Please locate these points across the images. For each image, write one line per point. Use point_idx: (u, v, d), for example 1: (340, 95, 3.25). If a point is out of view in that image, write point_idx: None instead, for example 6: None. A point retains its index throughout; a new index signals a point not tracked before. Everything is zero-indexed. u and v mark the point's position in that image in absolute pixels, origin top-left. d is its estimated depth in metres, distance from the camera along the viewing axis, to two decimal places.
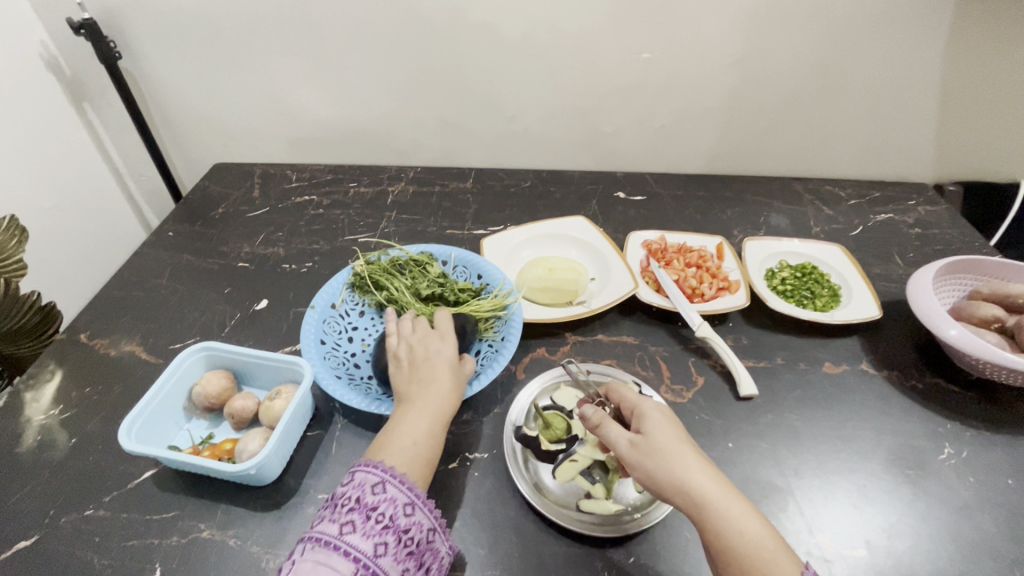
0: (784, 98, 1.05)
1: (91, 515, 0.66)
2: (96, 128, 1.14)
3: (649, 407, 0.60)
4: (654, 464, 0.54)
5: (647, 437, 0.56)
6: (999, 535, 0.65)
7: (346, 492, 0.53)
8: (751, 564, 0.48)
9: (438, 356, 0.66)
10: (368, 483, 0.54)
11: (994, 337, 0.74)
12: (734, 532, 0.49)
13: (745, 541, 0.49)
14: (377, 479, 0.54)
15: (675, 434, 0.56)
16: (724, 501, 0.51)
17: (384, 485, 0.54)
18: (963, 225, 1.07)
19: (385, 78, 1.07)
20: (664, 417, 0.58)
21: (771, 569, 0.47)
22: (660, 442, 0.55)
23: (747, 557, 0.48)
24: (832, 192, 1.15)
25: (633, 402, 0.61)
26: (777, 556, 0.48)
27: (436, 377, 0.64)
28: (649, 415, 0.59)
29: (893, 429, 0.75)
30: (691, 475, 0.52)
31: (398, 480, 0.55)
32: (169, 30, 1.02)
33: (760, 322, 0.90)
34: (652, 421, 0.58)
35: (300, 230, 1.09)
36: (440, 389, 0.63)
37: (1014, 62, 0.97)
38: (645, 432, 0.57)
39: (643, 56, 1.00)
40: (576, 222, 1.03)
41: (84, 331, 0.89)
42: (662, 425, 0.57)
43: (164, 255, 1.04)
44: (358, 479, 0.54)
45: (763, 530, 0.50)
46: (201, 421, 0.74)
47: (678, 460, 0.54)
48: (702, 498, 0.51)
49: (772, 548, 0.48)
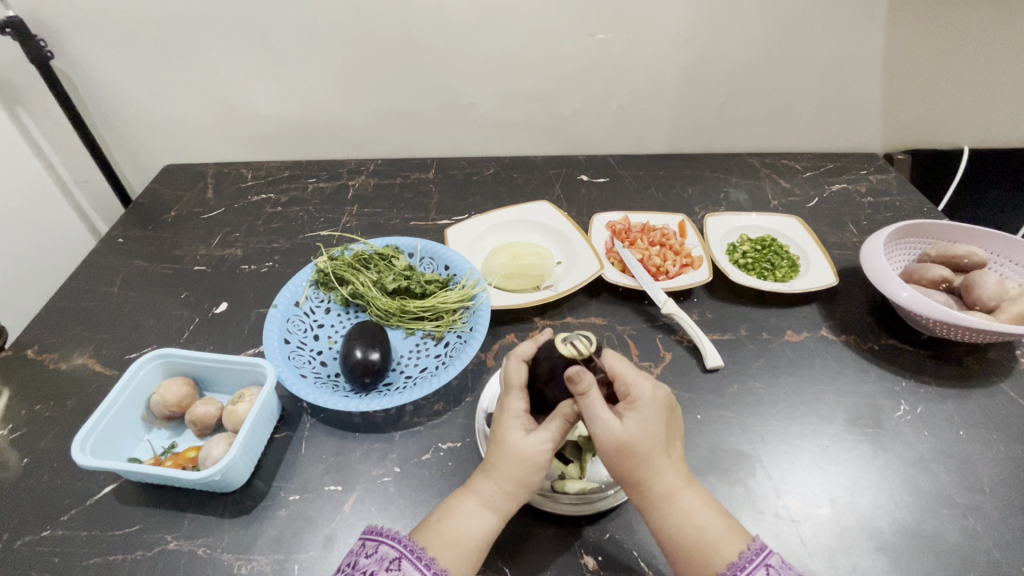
0: (736, 74, 1.06)
1: (49, 536, 0.64)
2: (32, 132, 1.07)
3: (645, 395, 0.56)
4: (621, 458, 0.55)
5: (627, 430, 0.54)
6: (952, 484, 0.68)
7: (365, 565, 0.52)
8: (695, 552, 0.53)
9: (512, 436, 0.57)
10: (386, 558, 0.52)
11: (943, 297, 0.77)
12: (683, 523, 0.54)
13: (694, 533, 0.54)
14: (395, 554, 0.52)
15: (656, 432, 0.55)
16: (681, 494, 0.55)
17: (400, 561, 0.52)
18: (911, 192, 1.11)
19: (338, 68, 1.04)
20: (654, 409, 0.56)
21: (710, 561, 0.52)
22: (636, 439, 0.54)
23: (691, 545, 0.53)
24: (787, 166, 1.18)
25: (628, 384, 0.57)
26: (722, 544, 0.53)
27: (498, 461, 0.57)
28: (638, 408, 0.55)
29: (852, 391, 0.78)
30: (658, 472, 0.55)
31: (416, 556, 0.52)
32: (104, 28, 0.97)
33: (723, 296, 0.91)
34: (638, 415, 0.55)
35: (258, 229, 1.05)
36: (498, 477, 0.56)
37: (951, 32, 1.01)
38: (626, 424, 0.55)
39: (598, 37, 1.00)
40: (541, 207, 1.03)
41: (31, 346, 0.85)
42: (649, 419, 0.55)
43: (115, 263, 0.99)
44: (380, 551, 0.52)
45: (712, 524, 0.54)
46: (162, 430, 0.72)
47: (647, 457, 0.55)
48: (661, 489, 0.55)
49: (714, 538, 0.53)
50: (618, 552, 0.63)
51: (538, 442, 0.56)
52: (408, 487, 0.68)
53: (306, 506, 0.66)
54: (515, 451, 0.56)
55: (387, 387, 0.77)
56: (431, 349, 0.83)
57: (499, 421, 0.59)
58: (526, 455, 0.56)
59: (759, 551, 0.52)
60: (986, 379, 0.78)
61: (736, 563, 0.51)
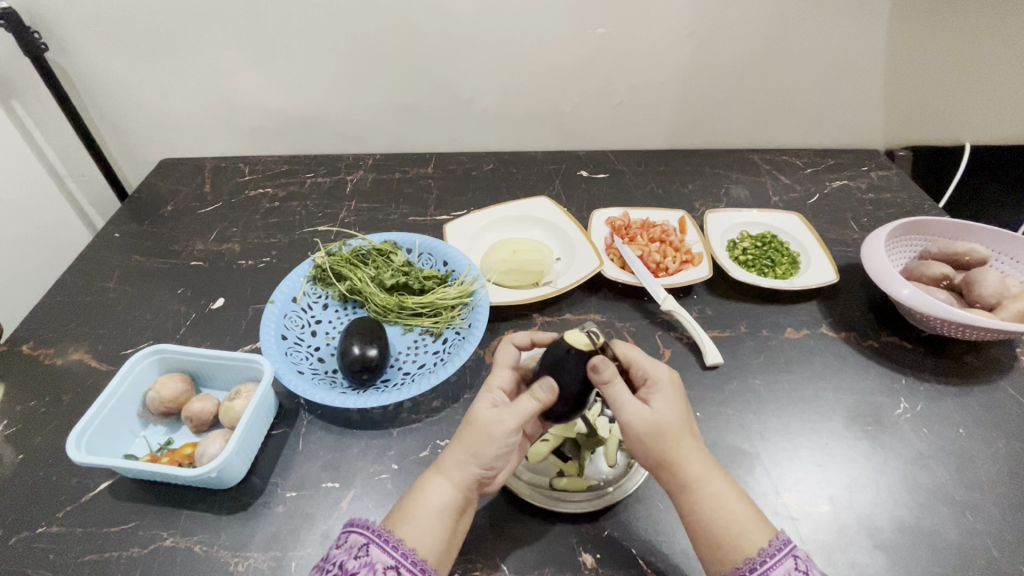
0: (737, 69, 1.05)
1: (45, 533, 0.63)
2: (25, 125, 1.06)
3: (664, 377, 0.58)
4: (656, 441, 0.55)
5: (657, 411, 0.56)
6: (952, 482, 0.68)
7: (335, 555, 0.51)
8: (728, 536, 0.52)
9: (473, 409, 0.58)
10: (355, 546, 0.51)
11: (944, 294, 0.77)
12: (716, 508, 0.53)
13: (725, 516, 0.53)
14: (364, 541, 0.51)
15: (681, 413, 0.57)
16: (710, 478, 0.55)
17: (369, 546, 0.50)
18: (913, 189, 1.10)
19: (335, 60, 1.02)
20: (674, 390, 0.58)
21: (742, 544, 0.51)
22: (668, 420, 0.55)
23: (724, 529, 0.52)
24: (788, 162, 1.17)
25: (645, 368, 0.59)
26: (753, 528, 0.52)
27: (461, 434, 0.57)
28: (661, 389, 0.57)
29: (852, 388, 0.78)
30: (685, 454, 0.55)
31: (383, 539, 0.51)
32: (98, 21, 0.96)
33: (723, 293, 0.91)
34: (662, 397, 0.57)
35: (255, 224, 1.05)
36: (459, 449, 0.56)
37: (954, 27, 1.00)
38: (654, 407, 0.56)
39: (598, 31, 0.99)
40: (540, 202, 1.02)
41: (26, 341, 0.84)
42: (674, 401, 0.57)
43: (111, 258, 0.98)
44: (349, 540, 0.51)
45: (741, 508, 0.54)
46: (158, 427, 0.71)
47: (674, 439, 0.55)
48: (691, 473, 0.55)
49: (746, 522, 0.53)
50: (618, 549, 0.62)
51: (495, 411, 0.56)
52: (406, 484, 0.68)
53: (303, 503, 0.66)
54: (472, 421, 0.57)
55: (385, 383, 0.77)
56: (429, 345, 0.82)
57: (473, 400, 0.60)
58: (482, 423, 0.56)
59: (786, 542, 0.51)
60: (987, 377, 0.78)
61: (768, 548, 0.51)
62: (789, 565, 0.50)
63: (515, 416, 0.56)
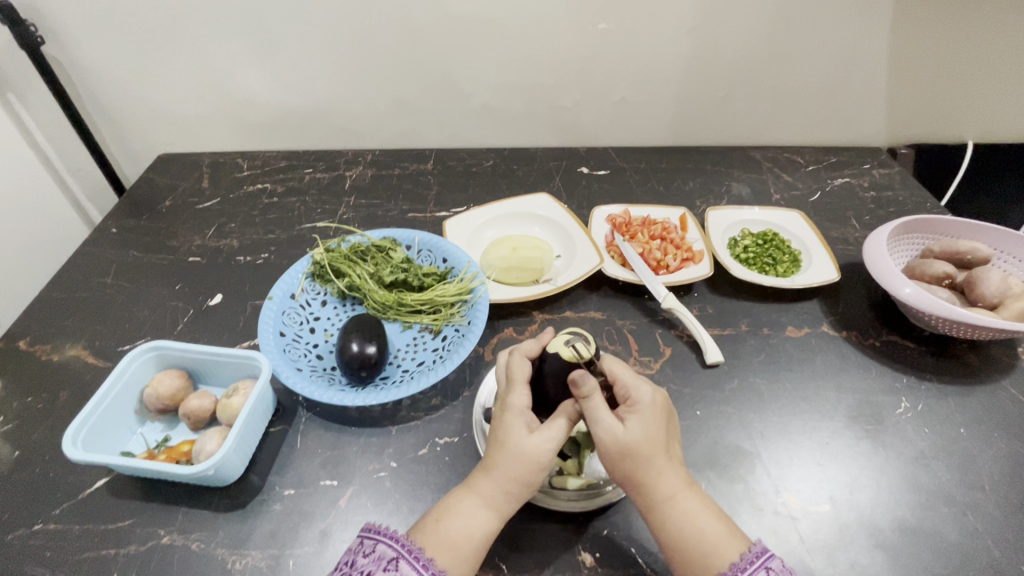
0: (740, 65, 1.05)
1: (41, 530, 0.63)
2: (22, 119, 1.05)
3: (645, 399, 0.57)
4: (625, 461, 0.55)
5: (629, 432, 0.55)
6: (952, 481, 0.68)
7: (362, 564, 0.51)
8: (695, 554, 0.52)
9: (511, 433, 0.56)
10: (383, 558, 0.51)
11: (946, 293, 0.77)
12: (685, 526, 0.53)
13: (694, 535, 0.53)
14: (393, 554, 0.51)
15: (657, 435, 0.56)
16: (681, 496, 0.55)
17: (398, 561, 0.51)
18: (915, 187, 1.09)
19: (335, 54, 1.01)
20: (654, 411, 0.56)
21: (709, 563, 0.51)
22: (638, 442, 0.55)
23: (692, 547, 0.52)
24: (790, 159, 1.17)
25: (629, 389, 0.57)
26: (722, 546, 0.52)
27: (497, 458, 0.56)
28: (639, 410, 0.56)
29: (853, 387, 0.77)
30: (657, 473, 0.55)
31: (415, 557, 0.51)
32: (95, 15, 0.95)
33: (724, 291, 0.91)
34: (639, 418, 0.56)
35: (254, 220, 1.04)
36: (498, 475, 0.55)
37: (959, 23, 0.99)
38: (628, 427, 0.55)
39: (600, 27, 0.98)
40: (540, 199, 1.02)
41: (23, 337, 0.83)
42: (650, 422, 0.56)
43: (109, 253, 0.98)
44: (377, 551, 0.51)
45: (713, 526, 0.53)
46: (155, 423, 0.71)
47: (647, 459, 0.55)
48: (662, 491, 0.55)
49: (714, 541, 0.52)
50: (617, 549, 0.62)
51: (544, 441, 0.55)
52: (405, 482, 0.68)
53: (302, 501, 0.65)
54: (518, 449, 0.55)
55: (383, 380, 0.76)
56: (429, 343, 0.82)
57: (500, 418, 0.58)
58: (530, 453, 0.55)
59: (760, 553, 0.51)
60: (988, 376, 0.78)
61: (735, 565, 0.50)
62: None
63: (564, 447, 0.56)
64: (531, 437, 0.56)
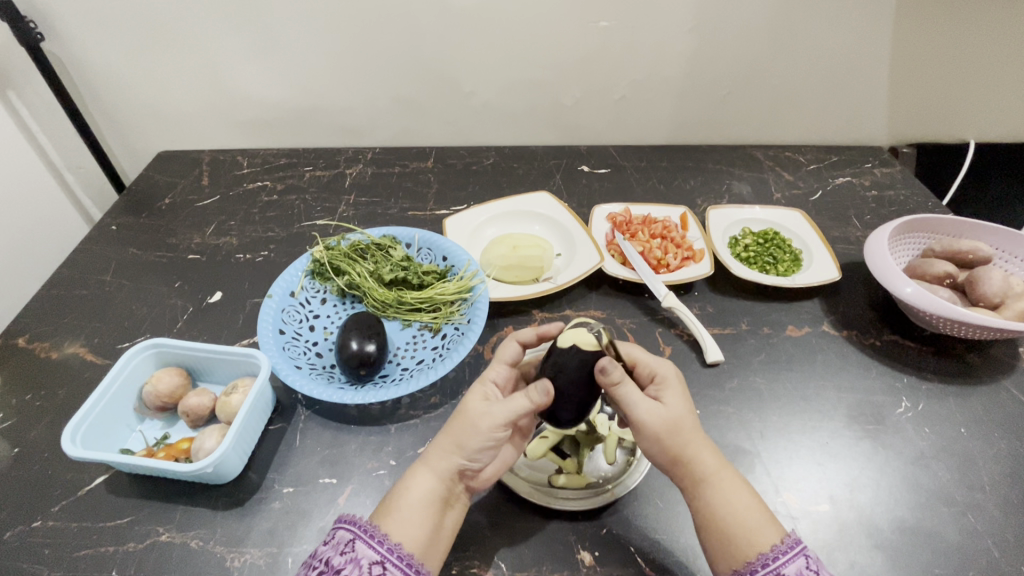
0: (742, 65, 1.04)
1: (40, 527, 0.63)
2: (22, 116, 1.05)
3: (673, 374, 0.59)
4: (671, 438, 0.55)
5: (672, 409, 0.56)
6: (953, 482, 0.67)
7: (322, 552, 0.51)
8: (741, 531, 0.52)
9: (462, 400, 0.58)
10: (342, 541, 0.51)
11: (947, 293, 0.76)
12: (729, 504, 0.53)
13: (739, 512, 0.53)
14: (351, 537, 0.51)
15: (691, 409, 0.58)
16: (722, 474, 0.55)
17: (355, 542, 0.50)
18: (917, 186, 1.09)
19: (335, 52, 1.01)
20: (682, 387, 0.59)
21: (756, 538, 0.51)
22: (680, 417, 0.56)
23: (737, 523, 0.52)
24: (791, 158, 1.16)
25: (652, 366, 0.60)
26: (763, 527, 0.52)
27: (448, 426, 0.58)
28: (670, 386, 0.58)
29: (854, 387, 0.77)
30: (697, 450, 0.56)
31: (369, 535, 0.51)
32: (94, 11, 0.95)
33: (725, 290, 0.90)
34: (672, 394, 0.57)
35: (254, 218, 1.04)
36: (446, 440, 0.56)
37: (960, 23, 0.99)
38: (664, 404, 0.57)
39: (601, 25, 0.98)
40: (540, 198, 1.01)
41: (22, 334, 0.83)
42: (684, 397, 0.58)
43: (108, 250, 0.98)
44: (336, 536, 0.51)
45: (753, 505, 0.54)
46: (154, 421, 0.71)
47: (687, 435, 0.56)
48: (704, 469, 0.55)
49: (758, 518, 0.52)
50: (616, 548, 0.62)
51: (479, 402, 0.56)
52: None
53: (300, 499, 0.65)
54: (457, 412, 0.57)
55: (383, 378, 0.76)
56: (428, 341, 0.82)
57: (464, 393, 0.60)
58: (465, 414, 0.56)
59: (797, 541, 0.51)
60: (989, 376, 0.78)
61: (782, 542, 0.50)
62: (800, 564, 0.49)
63: (505, 410, 0.55)
64: (479, 402, 0.57)
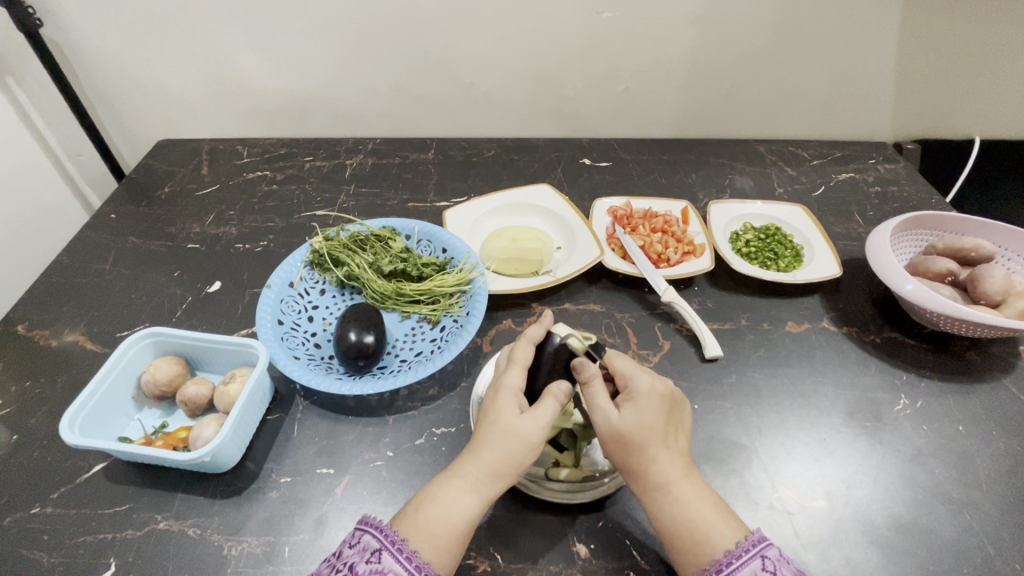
0: (746, 57, 1.03)
1: (38, 513, 0.63)
2: (20, 103, 1.04)
3: (643, 386, 0.57)
4: (618, 447, 0.56)
5: (623, 420, 0.55)
6: (949, 479, 0.67)
7: (346, 555, 0.51)
8: (685, 542, 0.52)
9: (503, 419, 0.56)
10: (367, 549, 0.50)
11: (949, 290, 0.76)
12: (678, 513, 0.53)
13: (687, 524, 0.53)
14: (377, 546, 0.50)
15: (656, 419, 0.56)
16: (675, 486, 0.54)
17: (382, 553, 0.50)
18: (920, 182, 1.08)
19: (335, 41, 1.00)
20: (651, 399, 0.56)
21: (701, 550, 0.52)
22: (631, 430, 0.55)
23: (683, 535, 0.52)
24: (795, 153, 1.15)
25: (627, 377, 0.58)
26: (711, 536, 0.52)
27: (486, 443, 0.55)
28: (635, 399, 0.56)
29: (852, 383, 0.77)
30: (650, 461, 0.55)
31: (397, 548, 0.50)
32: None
33: (725, 285, 0.90)
34: (634, 406, 0.56)
35: (253, 208, 1.03)
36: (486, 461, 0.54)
37: (968, 16, 0.97)
38: (622, 415, 0.56)
39: (604, 16, 0.97)
40: (541, 190, 1.01)
41: (21, 323, 0.83)
42: (647, 409, 0.56)
43: (107, 239, 0.97)
44: (362, 542, 0.51)
45: (705, 514, 0.53)
46: (153, 410, 0.71)
47: (641, 446, 0.55)
48: (657, 479, 0.55)
49: (707, 530, 0.52)
50: (612, 540, 0.62)
51: (528, 425, 0.55)
52: (401, 472, 0.68)
53: (297, 489, 0.66)
54: (501, 432, 0.55)
55: (381, 370, 0.76)
56: (427, 333, 0.82)
57: (491, 400, 0.58)
58: (513, 438, 0.55)
59: (756, 543, 0.50)
60: (988, 374, 0.77)
61: (733, 551, 0.51)
62: (756, 566, 0.49)
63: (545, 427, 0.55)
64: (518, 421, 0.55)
